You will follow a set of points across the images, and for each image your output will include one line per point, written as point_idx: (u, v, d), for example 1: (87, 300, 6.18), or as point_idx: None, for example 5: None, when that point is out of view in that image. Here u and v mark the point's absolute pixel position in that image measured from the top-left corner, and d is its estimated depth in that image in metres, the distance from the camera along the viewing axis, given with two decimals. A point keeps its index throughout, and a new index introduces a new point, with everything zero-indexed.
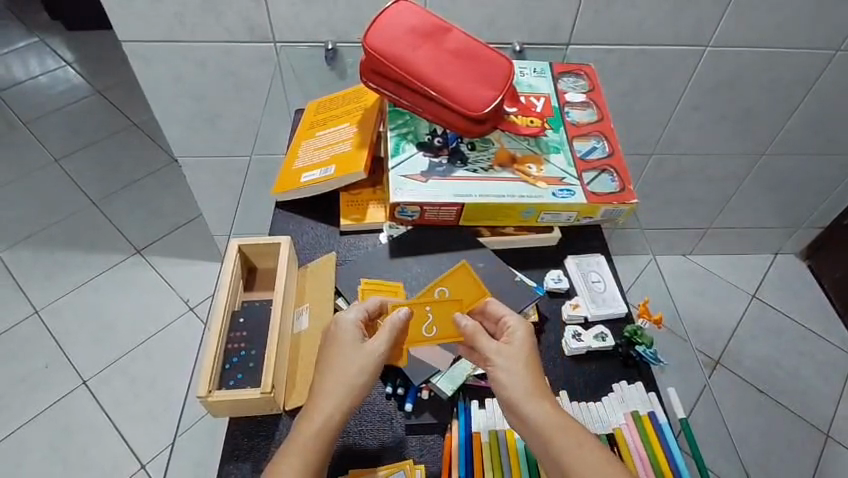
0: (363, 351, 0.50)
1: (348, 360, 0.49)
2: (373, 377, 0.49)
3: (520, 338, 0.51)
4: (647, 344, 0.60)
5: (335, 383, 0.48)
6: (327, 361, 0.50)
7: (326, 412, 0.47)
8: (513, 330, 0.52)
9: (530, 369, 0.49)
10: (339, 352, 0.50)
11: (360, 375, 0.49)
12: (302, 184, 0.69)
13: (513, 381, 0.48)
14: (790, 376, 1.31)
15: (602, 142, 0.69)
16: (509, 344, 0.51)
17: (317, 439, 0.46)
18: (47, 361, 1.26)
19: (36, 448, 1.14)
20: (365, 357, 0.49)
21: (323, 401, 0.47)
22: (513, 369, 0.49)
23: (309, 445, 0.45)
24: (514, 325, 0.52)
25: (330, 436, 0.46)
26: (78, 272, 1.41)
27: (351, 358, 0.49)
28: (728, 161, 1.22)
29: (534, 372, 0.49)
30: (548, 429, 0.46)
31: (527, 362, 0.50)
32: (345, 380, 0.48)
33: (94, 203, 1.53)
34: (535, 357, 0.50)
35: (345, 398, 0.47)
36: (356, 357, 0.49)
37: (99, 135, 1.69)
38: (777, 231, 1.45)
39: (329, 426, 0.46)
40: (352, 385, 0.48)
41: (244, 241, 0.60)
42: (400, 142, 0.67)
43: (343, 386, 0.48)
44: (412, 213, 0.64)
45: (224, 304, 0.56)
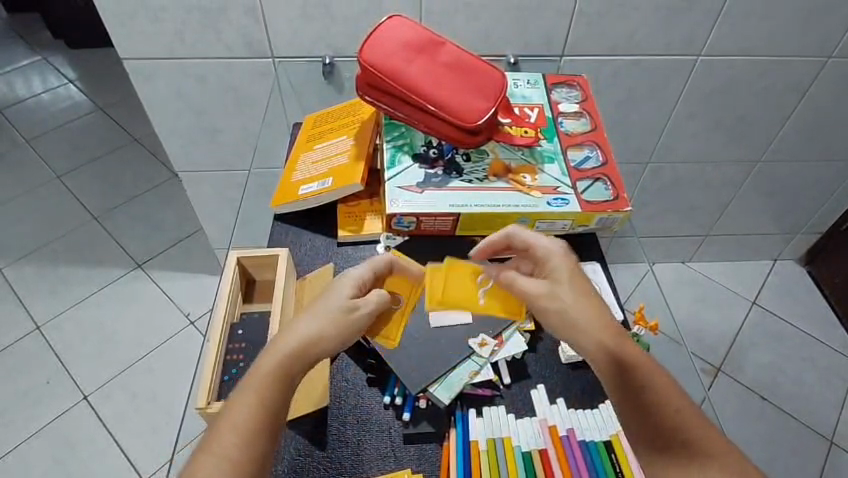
0: (346, 301, 0.49)
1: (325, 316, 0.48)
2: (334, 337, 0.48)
3: (558, 261, 0.51)
4: (643, 349, 0.60)
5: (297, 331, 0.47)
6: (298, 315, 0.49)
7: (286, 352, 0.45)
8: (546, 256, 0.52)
9: (581, 286, 0.50)
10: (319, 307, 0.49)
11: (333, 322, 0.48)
12: (300, 196, 0.69)
13: (565, 308, 0.49)
14: (793, 382, 1.30)
15: (596, 152, 0.70)
16: (551, 269, 0.51)
17: (268, 388, 0.43)
18: (49, 376, 1.26)
19: (37, 463, 1.14)
20: (339, 312, 0.48)
21: (286, 341, 0.46)
22: (559, 296, 0.50)
23: (262, 387, 0.43)
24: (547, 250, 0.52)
25: (283, 382, 0.44)
26: (80, 287, 1.41)
27: (331, 307, 0.49)
28: (725, 168, 1.22)
29: (581, 290, 0.50)
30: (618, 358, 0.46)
31: (569, 286, 0.50)
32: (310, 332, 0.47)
33: (96, 218, 1.55)
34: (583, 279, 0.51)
35: (312, 341, 0.46)
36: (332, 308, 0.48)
37: (101, 151, 1.71)
38: (776, 237, 1.45)
39: (281, 366, 0.44)
40: (309, 338, 0.46)
41: (242, 253, 0.61)
42: (396, 154, 0.68)
43: (311, 330, 0.47)
44: (409, 223, 0.64)
45: (223, 316, 0.56)
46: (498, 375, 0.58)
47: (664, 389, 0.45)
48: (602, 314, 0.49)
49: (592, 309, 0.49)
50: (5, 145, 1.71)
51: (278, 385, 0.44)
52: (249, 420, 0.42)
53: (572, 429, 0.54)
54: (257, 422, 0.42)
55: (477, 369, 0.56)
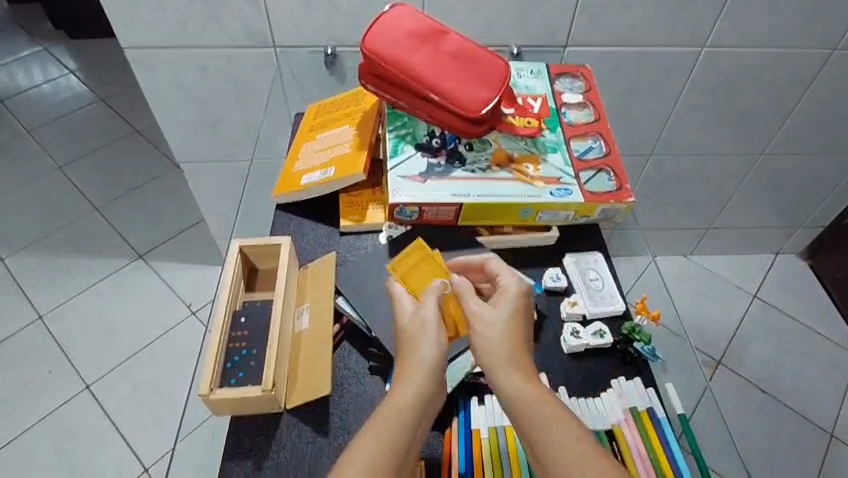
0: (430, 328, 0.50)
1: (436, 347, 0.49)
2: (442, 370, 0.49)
3: (512, 296, 0.53)
4: (645, 340, 0.58)
5: (419, 365, 0.48)
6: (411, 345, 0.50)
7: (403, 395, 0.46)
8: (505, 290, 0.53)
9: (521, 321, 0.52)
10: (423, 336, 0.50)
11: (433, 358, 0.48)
12: (302, 186, 0.69)
13: (491, 336, 0.50)
14: (793, 376, 1.31)
15: (599, 142, 0.70)
16: (500, 300, 0.53)
17: (400, 424, 0.44)
18: (52, 366, 1.27)
19: (40, 452, 1.15)
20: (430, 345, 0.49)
21: (402, 385, 0.47)
22: (494, 324, 0.50)
23: (392, 422, 0.44)
24: (509, 283, 0.54)
25: (412, 418, 0.45)
26: (82, 277, 1.42)
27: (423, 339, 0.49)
28: (728, 161, 1.22)
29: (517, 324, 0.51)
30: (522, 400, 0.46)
31: (509, 321, 0.51)
32: (424, 364, 0.48)
33: (97, 209, 1.55)
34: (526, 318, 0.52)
35: (423, 383, 0.47)
36: (420, 343, 0.49)
37: (102, 142, 1.71)
38: (778, 231, 1.45)
39: (405, 410, 0.45)
40: (426, 373, 0.48)
41: (245, 241, 0.60)
42: (399, 143, 0.67)
43: (416, 368, 0.48)
44: (411, 213, 0.64)
45: (225, 304, 0.56)
46: None
47: (561, 437, 0.43)
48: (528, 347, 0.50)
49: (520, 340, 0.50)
50: (6, 136, 1.71)
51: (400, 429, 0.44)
52: (377, 454, 0.42)
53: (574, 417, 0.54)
54: (382, 459, 0.42)
55: None
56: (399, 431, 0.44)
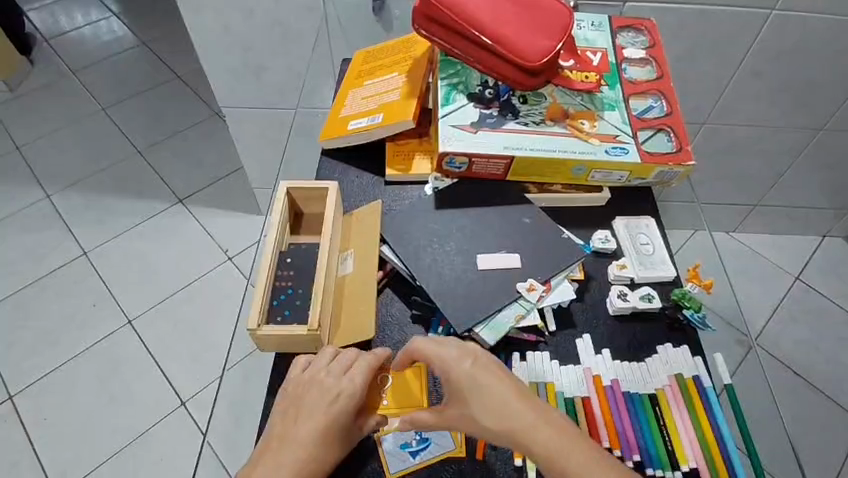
0: (336, 396, 0.45)
1: (313, 417, 0.44)
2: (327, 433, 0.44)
3: (460, 367, 0.43)
4: (696, 308, 0.56)
5: (297, 431, 0.43)
6: (297, 408, 0.45)
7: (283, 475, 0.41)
8: (451, 361, 0.43)
9: (482, 374, 0.42)
10: (307, 400, 0.45)
11: (325, 424, 0.44)
12: (349, 131, 0.68)
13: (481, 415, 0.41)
14: (829, 361, 1.27)
15: (660, 102, 0.67)
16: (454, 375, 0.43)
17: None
18: (95, 299, 1.32)
19: (85, 380, 1.21)
20: (337, 380, 0.46)
21: (292, 436, 0.43)
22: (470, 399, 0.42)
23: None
24: (452, 357, 0.44)
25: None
26: (124, 218, 1.46)
27: (312, 414, 0.44)
28: (785, 135, 1.15)
29: (485, 375, 0.42)
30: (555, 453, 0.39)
31: (479, 389, 0.42)
32: (311, 429, 0.43)
33: (139, 152, 1.57)
34: (489, 376, 0.42)
35: (303, 441, 0.43)
36: (326, 384, 0.46)
37: (144, 86, 1.72)
38: (828, 213, 1.38)
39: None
40: (306, 438, 0.43)
41: (292, 183, 0.60)
42: (451, 93, 0.65)
43: (309, 420, 0.44)
44: (460, 165, 0.62)
45: (272, 244, 0.55)
46: (543, 322, 0.55)
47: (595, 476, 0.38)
48: (501, 395, 0.41)
49: (503, 390, 0.41)
50: (52, 75, 1.74)
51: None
52: None
53: (617, 379, 0.52)
54: None
55: (523, 313, 0.54)
56: None
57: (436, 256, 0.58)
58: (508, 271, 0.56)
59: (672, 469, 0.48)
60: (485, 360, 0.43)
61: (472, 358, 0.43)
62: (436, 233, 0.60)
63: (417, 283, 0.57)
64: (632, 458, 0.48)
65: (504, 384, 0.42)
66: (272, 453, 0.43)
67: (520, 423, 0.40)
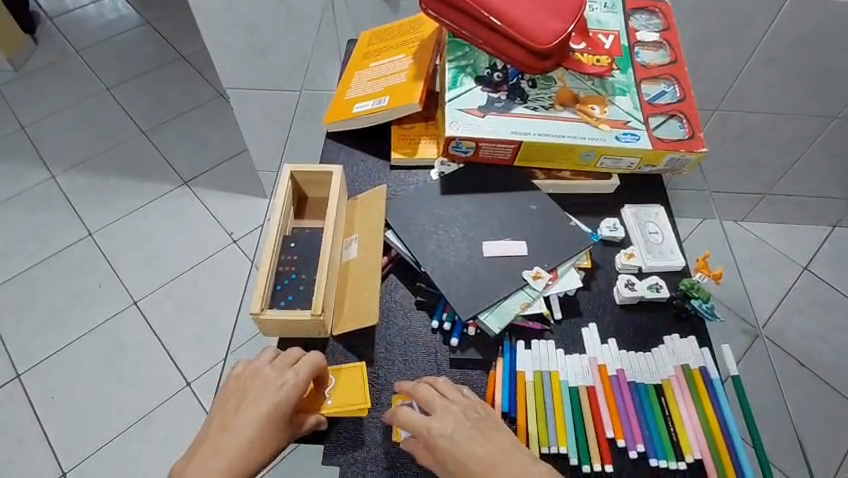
0: (279, 387, 0.46)
1: (255, 409, 0.45)
2: (268, 425, 0.44)
3: (458, 421, 0.44)
4: (704, 298, 0.54)
5: (239, 422, 0.44)
6: (240, 401, 0.46)
7: (219, 464, 0.42)
8: (450, 414, 0.44)
9: (464, 442, 0.43)
10: (250, 394, 0.46)
11: (266, 417, 0.44)
12: (354, 114, 0.67)
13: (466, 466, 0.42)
14: (834, 352, 1.25)
15: (673, 87, 0.65)
16: (446, 424, 0.44)
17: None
18: (101, 280, 1.33)
19: (91, 359, 1.22)
20: (282, 373, 0.47)
21: (233, 427, 0.44)
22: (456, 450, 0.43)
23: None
24: (454, 412, 0.45)
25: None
26: (129, 199, 1.45)
27: (255, 404, 0.45)
28: (798, 123, 1.13)
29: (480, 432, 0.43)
30: None
31: (473, 444, 0.43)
32: (250, 422, 0.44)
33: (144, 133, 1.57)
34: (486, 434, 0.43)
35: (243, 434, 0.44)
36: (270, 379, 0.46)
37: (149, 66, 1.70)
38: (839, 203, 1.35)
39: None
40: (247, 432, 0.44)
41: (296, 167, 0.59)
42: (459, 75, 0.64)
43: (250, 412, 0.44)
44: (467, 149, 0.61)
45: (276, 227, 0.54)
46: (548, 310, 0.55)
47: None
48: (492, 453, 0.42)
49: (494, 447, 0.42)
50: (56, 54, 1.73)
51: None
52: None
53: (623, 369, 0.51)
54: None
55: (528, 301, 0.53)
56: None
57: (440, 242, 0.57)
58: (513, 259, 0.55)
59: (676, 460, 0.47)
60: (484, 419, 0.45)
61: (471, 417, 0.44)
62: (441, 219, 0.59)
63: (421, 269, 0.56)
64: (635, 448, 0.47)
65: (486, 448, 0.42)
66: (212, 441, 0.44)
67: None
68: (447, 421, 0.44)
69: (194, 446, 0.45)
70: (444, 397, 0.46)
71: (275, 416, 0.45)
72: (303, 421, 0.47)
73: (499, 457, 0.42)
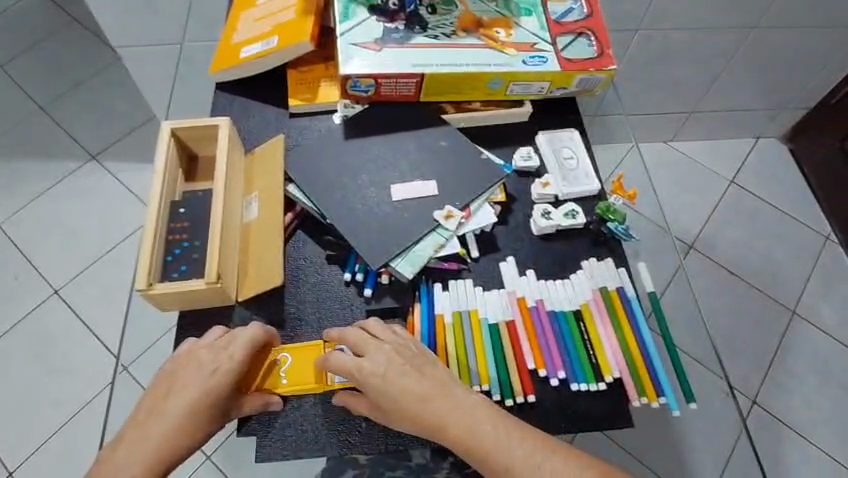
0: (211, 371, 0.43)
1: (188, 392, 0.42)
2: (202, 410, 0.42)
3: (391, 361, 0.43)
4: (620, 220, 0.54)
5: (169, 407, 0.42)
6: (171, 383, 0.43)
7: (146, 451, 0.40)
8: (383, 354, 0.44)
9: (397, 379, 0.43)
10: (182, 378, 0.43)
11: (199, 402, 0.42)
12: (242, 60, 0.61)
13: (405, 405, 0.42)
14: (762, 257, 1.31)
15: (580, 3, 0.62)
16: (378, 366, 0.43)
17: (140, 465, 0.40)
18: (16, 272, 1.22)
19: (17, 356, 1.14)
20: (219, 356, 0.44)
21: (162, 412, 0.41)
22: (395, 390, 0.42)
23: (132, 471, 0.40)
24: (386, 352, 0.44)
25: (156, 466, 0.40)
26: (34, 181, 1.33)
27: (187, 389, 0.42)
28: (719, 36, 1.13)
29: (414, 370, 0.43)
30: (476, 443, 0.41)
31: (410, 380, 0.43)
32: (181, 409, 0.41)
33: (40, 107, 1.41)
34: (420, 371, 0.43)
35: (174, 420, 0.41)
36: (205, 361, 0.43)
37: (35, 31, 1.52)
38: (762, 114, 1.38)
39: (145, 465, 0.40)
40: (178, 418, 0.41)
41: (177, 123, 0.52)
42: (350, 6, 0.58)
43: (181, 397, 0.42)
44: (367, 88, 0.57)
45: (159, 191, 0.49)
46: (465, 249, 0.53)
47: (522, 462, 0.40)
48: (427, 388, 0.42)
49: (428, 383, 0.43)
50: None
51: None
52: None
53: (541, 300, 0.51)
54: None
55: (442, 242, 0.51)
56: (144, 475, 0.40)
57: (348, 191, 0.53)
58: (424, 201, 0.53)
59: (596, 382, 0.48)
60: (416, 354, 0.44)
61: (402, 355, 0.44)
62: (347, 166, 0.55)
63: (328, 222, 0.53)
64: (557, 376, 0.47)
65: (422, 384, 0.43)
66: (139, 425, 0.41)
67: (435, 422, 0.42)
68: (380, 360, 0.43)
69: (124, 428, 0.43)
70: (374, 339, 0.45)
71: (210, 401, 0.42)
72: (243, 403, 0.44)
73: (435, 394, 0.42)
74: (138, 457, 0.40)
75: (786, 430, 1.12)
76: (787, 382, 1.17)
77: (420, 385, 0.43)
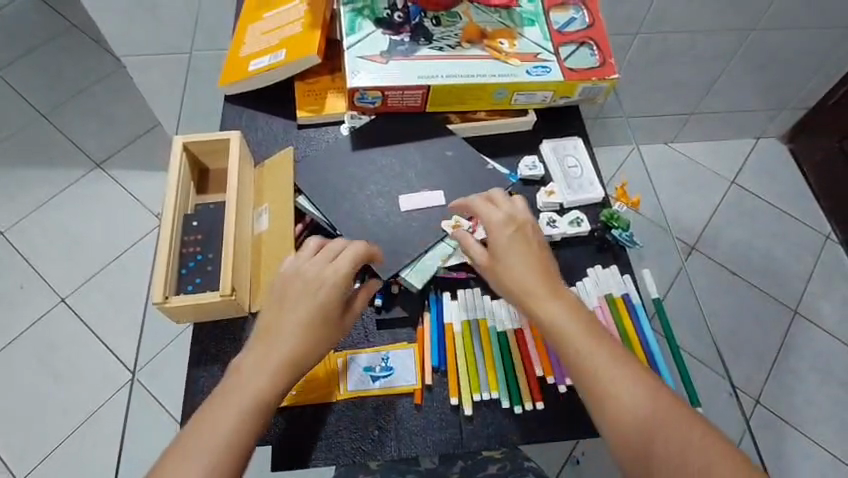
0: (307, 304, 0.44)
1: (305, 304, 0.44)
2: (319, 321, 0.44)
3: (504, 230, 0.48)
4: (624, 227, 0.56)
5: (288, 319, 0.43)
6: (285, 296, 0.45)
7: (273, 361, 0.42)
8: (500, 224, 0.49)
9: (513, 248, 0.47)
10: (294, 291, 0.44)
11: (316, 314, 0.44)
12: (250, 73, 0.62)
13: (518, 271, 0.47)
14: (763, 257, 1.32)
15: (582, 13, 0.63)
16: (499, 231, 0.48)
17: (270, 372, 0.42)
18: (22, 280, 1.23)
19: (25, 364, 1.15)
20: (326, 269, 0.45)
21: (283, 324, 0.43)
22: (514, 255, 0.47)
23: (259, 382, 0.41)
24: (501, 222, 0.49)
25: (283, 374, 0.42)
26: (40, 190, 1.34)
27: (302, 301, 0.44)
28: (717, 38, 1.14)
29: (523, 245, 0.48)
30: (567, 329, 0.44)
31: (521, 251, 0.47)
32: (297, 322, 0.43)
33: (44, 115, 1.42)
34: (534, 243, 0.48)
35: (294, 331, 0.43)
36: (315, 274, 0.45)
37: (37, 40, 1.53)
38: (761, 114, 1.39)
39: (273, 374, 0.42)
40: (299, 329, 0.43)
41: (189, 138, 0.53)
42: (356, 20, 0.59)
43: (298, 308, 0.44)
44: (373, 99, 0.57)
45: (172, 205, 0.50)
46: None
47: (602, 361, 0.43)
48: (534, 262, 0.47)
49: (534, 262, 0.47)
50: None
51: (238, 443, 0.39)
52: (248, 411, 0.40)
53: None
54: (258, 409, 0.41)
55: (450, 252, 0.52)
56: (272, 385, 0.42)
57: (357, 202, 0.54)
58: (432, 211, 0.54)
59: None
60: (527, 231, 0.49)
61: (515, 228, 0.48)
62: (356, 178, 0.56)
63: (338, 233, 0.54)
64: (564, 382, 0.48)
65: (529, 259, 0.47)
66: (264, 336, 0.43)
67: (536, 292, 0.46)
68: (501, 226, 0.48)
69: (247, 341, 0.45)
70: (493, 207, 0.50)
71: (323, 313, 0.44)
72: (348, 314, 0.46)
73: (538, 271, 0.47)
74: (267, 365, 0.42)
75: (789, 429, 1.13)
76: (789, 381, 1.18)
77: (531, 257, 0.47)
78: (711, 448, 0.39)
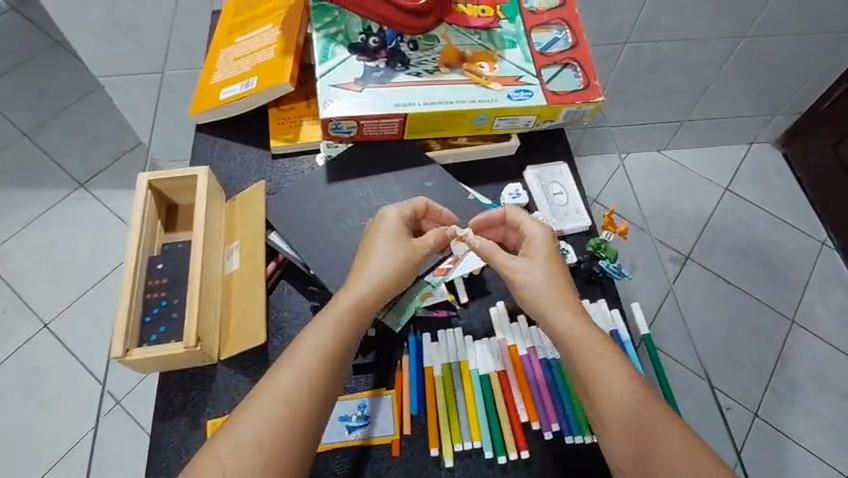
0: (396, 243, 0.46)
1: (392, 245, 0.46)
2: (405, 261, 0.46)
3: (540, 247, 0.47)
4: (611, 257, 0.53)
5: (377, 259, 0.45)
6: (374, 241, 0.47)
7: (362, 298, 0.43)
8: (533, 242, 0.48)
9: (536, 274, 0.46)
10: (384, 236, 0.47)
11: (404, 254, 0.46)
12: (222, 102, 0.59)
13: (536, 288, 0.45)
14: (759, 265, 1.30)
15: (565, 32, 0.60)
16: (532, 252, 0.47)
17: (355, 309, 0.43)
18: (4, 305, 1.20)
19: (7, 392, 1.12)
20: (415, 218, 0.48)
21: (370, 263, 0.45)
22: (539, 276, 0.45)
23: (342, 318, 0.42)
24: (533, 239, 0.48)
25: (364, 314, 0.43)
26: (23, 211, 1.31)
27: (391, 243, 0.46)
28: (709, 45, 1.12)
29: (554, 267, 0.46)
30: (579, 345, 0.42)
31: (549, 269, 0.46)
32: (382, 264, 0.45)
33: (26, 134, 1.40)
34: (563, 268, 0.46)
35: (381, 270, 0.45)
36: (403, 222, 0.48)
37: (18, 56, 1.50)
38: (755, 119, 1.37)
39: (361, 308, 0.43)
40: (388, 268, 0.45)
41: (154, 175, 0.51)
42: (329, 45, 0.57)
43: (387, 247, 0.46)
44: (349, 128, 0.55)
45: (135, 249, 0.47)
46: (453, 295, 0.52)
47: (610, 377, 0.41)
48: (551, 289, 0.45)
49: (559, 280, 0.45)
50: None
51: (315, 378, 0.39)
52: (328, 343, 0.41)
53: (533, 348, 0.49)
54: (338, 345, 0.41)
55: (430, 291, 0.50)
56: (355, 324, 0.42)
57: (333, 238, 0.52)
58: None
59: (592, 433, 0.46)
60: (557, 254, 0.47)
61: (548, 249, 0.47)
62: (331, 212, 0.54)
63: (311, 272, 0.51)
64: (551, 429, 0.46)
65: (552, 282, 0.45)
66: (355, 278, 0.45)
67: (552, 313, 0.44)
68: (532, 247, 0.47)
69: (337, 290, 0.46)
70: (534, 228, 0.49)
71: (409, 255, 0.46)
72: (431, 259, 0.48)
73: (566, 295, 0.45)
74: (354, 299, 0.43)
75: (790, 442, 1.11)
76: (788, 393, 1.16)
77: (558, 276, 0.46)
78: (701, 466, 0.38)
